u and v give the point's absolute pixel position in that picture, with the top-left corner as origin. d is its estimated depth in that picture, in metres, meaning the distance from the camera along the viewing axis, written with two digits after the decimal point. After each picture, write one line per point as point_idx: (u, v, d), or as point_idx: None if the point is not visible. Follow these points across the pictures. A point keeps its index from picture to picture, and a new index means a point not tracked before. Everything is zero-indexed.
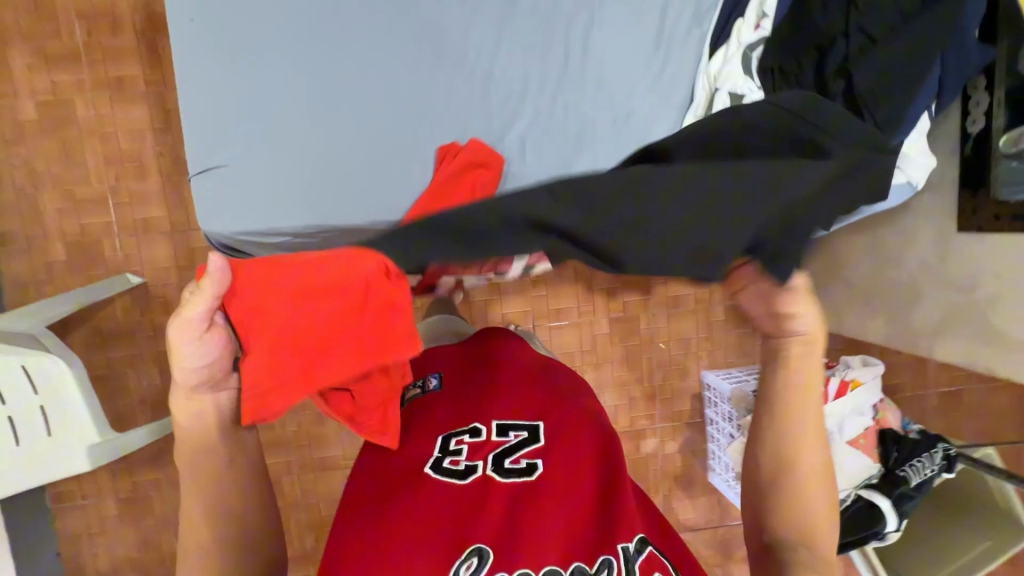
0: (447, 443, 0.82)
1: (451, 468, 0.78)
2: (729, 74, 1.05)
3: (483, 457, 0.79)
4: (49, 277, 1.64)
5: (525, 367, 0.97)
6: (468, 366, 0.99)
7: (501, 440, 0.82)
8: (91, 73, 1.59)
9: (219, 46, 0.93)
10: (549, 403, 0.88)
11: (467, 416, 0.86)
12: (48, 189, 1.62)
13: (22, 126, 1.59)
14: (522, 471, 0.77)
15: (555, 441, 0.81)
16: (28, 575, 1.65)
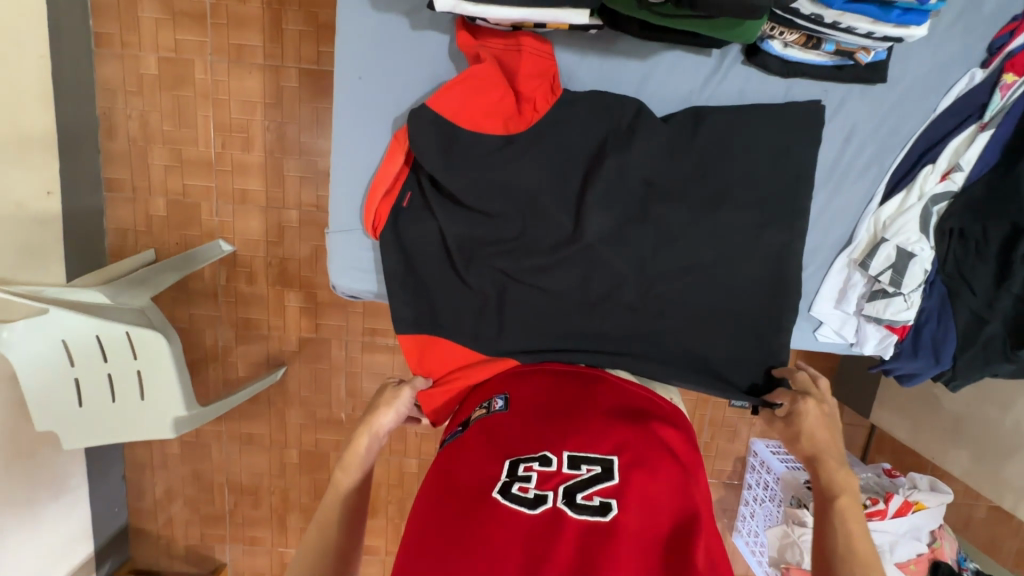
0: (516, 468, 0.77)
1: (519, 495, 0.73)
2: (905, 226, 1.00)
3: (554, 488, 0.73)
4: (148, 229, 1.71)
5: (606, 394, 0.90)
6: (539, 389, 0.91)
7: (572, 473, 0.75)
8: (214, 37, 1.58)
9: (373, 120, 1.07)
10: (629, 435, 0.80)
11: (538, 441, 0.80)
12: (158, 145, 1.66)
13: (142, 80, 1.61)
14: (596, 508, 0.71)
15: (633, 480, 0.74)
16: (98, 492, 1.81)
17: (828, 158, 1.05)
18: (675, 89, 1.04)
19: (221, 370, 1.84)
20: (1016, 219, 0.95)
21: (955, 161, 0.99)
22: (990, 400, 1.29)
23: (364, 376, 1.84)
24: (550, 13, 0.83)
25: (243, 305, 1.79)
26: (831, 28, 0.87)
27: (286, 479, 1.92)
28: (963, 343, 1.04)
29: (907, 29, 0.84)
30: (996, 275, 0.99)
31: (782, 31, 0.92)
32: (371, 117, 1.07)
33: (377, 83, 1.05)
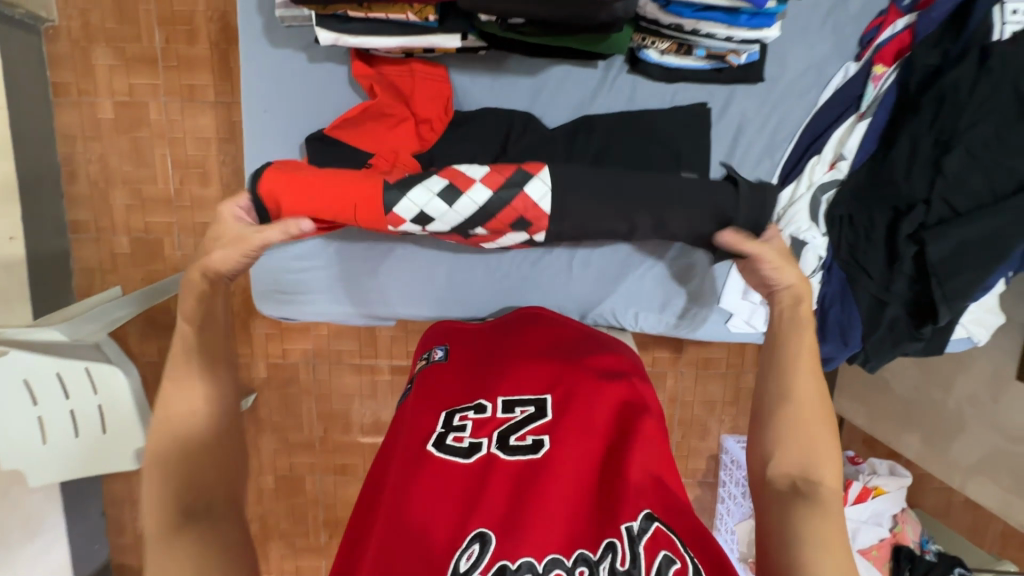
0: (452, 419, 0.73)
1: (454, 446, 0.69)
2: (796, 216, 1.09)
3: (488, 435, 0.70)
4: (113, 266, 1.76)
5: (544, 336, 0.87)
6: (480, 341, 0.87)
7: (507, 417, 0.72)
8: (166, 79, 1.65)
9: (282, 146, 1.11)
10: (562, 372, 0.77)
11: (473, 390, 0.77)
12: (119, 185, 1.71)
13: (100, 124, 1.67)
14: (528, 447, 0.68)
15: (567, 413, 0.71)
16: (76, 529, 1.83)
17: (720, 156, 1.13)
18: (566, 100, 1.11)
19: None
20: (896, 203, 1.03)
21: (839, 150, 1.09)
22: (934, 380, 1.33)
23: (334, 398, 1.87)
24: (426, 39, 0.94)
25: None
26: (695, 34, 0.96)
27: (264, 505, 1.94)
28: (868, 326, 1.10)
29: (760, 32, 0.94)
30: (886, 258, 1.05)
31: (652, 39, 1.01)
32: (282, 148, 1.11)
33: (283, 115, 1.10)
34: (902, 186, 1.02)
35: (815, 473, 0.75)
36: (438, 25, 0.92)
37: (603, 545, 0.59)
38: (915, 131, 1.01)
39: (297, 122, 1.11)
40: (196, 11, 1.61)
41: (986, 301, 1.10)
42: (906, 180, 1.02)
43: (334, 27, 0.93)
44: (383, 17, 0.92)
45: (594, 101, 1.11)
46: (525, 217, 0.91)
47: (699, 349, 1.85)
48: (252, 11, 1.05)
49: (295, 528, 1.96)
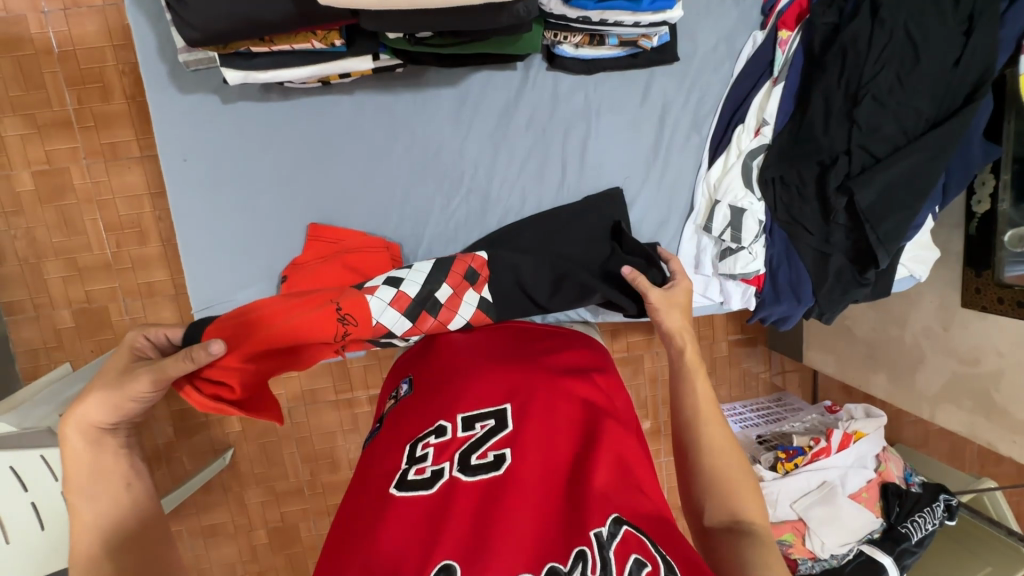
0: (414, 451, 0.70)
1: (416, 478, 0.67)
2: (731, 186, 1.12)
3: (449, 458, 0.68)
4: (59, 343, 1.67)
5: (502, 346, 0.85)
6: (438, 363, 0.85)
7: (467, 435, 0.70)
8: (84, 140, 1.58)
9: (210, 194, 1.08)
10: (519, 380, 0.76)
11: (431, 414, 0.74)
12: (51, 258, 1.63)
13: (19, 197, 1.59)
14: (490, 465, 0.66)
15: (527, 421, 0.70)
16: None
17: (649, 137, 1.16)
18: (490, 105, 1.11)
19: (165, 468, 1.78)
20: (821, 158, 1.06)
21: (760, 116, 1.12)
22: (889, 320, 1.39)
23: (315, 439, 1.82)
24: (339, 64, 0.94)
25: (174, 397, 1.75)
26: (603, 24, 0.97)
27: (260, 561, 1.87)
28: (817, 279, 1.13)
29: (665, 13, 0.95)
30: (821, 210, 1.09)
31: (564, 35, 1.01)
32: (209, 192, 1.08)
33: (203, 160, 1.07)
34: (823, 141, 1.06)
35: (738, 509, 0.71)
36: (347, 48, 0.92)
37: (572, 556, 0.57)
38: (827, 86, 1.05)
39: (221, 165, 1.07)
40: (105, 66, 1.55)
41: (921, 237, 1.16)
42: (825, 135, 1.05)
43: (240, 65, 0.92)
44: (292, 44, 0.90)
45: (519, 102, 1.11)
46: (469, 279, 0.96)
47: None
48: (155, 58, 1.02)
49: None
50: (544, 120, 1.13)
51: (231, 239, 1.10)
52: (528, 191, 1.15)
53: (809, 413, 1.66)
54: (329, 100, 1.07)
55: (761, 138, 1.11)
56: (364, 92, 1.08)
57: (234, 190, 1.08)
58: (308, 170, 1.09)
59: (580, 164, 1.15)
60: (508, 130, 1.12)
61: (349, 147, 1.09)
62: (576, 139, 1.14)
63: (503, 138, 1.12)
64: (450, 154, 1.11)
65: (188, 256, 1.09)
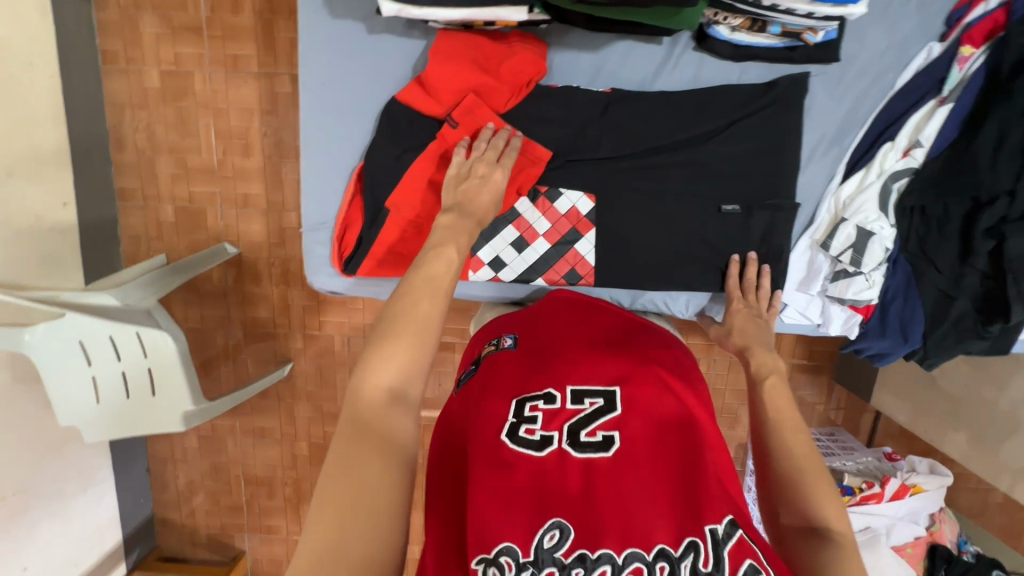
0: (522, 409, 0.83)
1: (526, 437, 0.79)
2: (863, 205, 1.06)
3: (558, 428, 0.80)
4: (159, 234, 1.80)
5: (608, 333, 0.98)
6: (543, 336, 0.97)
7: (576, 410, 0.82)
8: (210, 49, 1.65)
9: (337, 116, 1.13)
10: (623, 370, 0.87)
11: (541, 382, 0.87)
12: (164, 154, 1.74)
13: (146, 93, 1.69)
14: (599, 444, 0.77)
15: (632, 408, 0.81)
16: (125, 481, 1.93)
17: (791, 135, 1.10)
18: (624, 76, 1.10)
19: (230, 366, 1.92)
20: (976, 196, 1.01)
21: (915, 137, 1.04)
22: (984, 379, 1.27)
23: None
24: (492, 11, 0.92)
25: (249, 305, 1.87)
26: (773, 10, 0.94)
27: (298, 470, 2.01)
28: (931, 323, 1.10)
29: (845, 8, 0.89)
30: (959, 251, 1.04)
31: (725, 15, 0.99)
32: (344, 116, 1.13)
33: (337, 85, 1.11)
34: (984, 176, 0.97)
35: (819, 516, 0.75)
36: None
37: (685, 544, 0.67)
38: (1005, 119, 0.94)
39: (350, 90, 1.12)
40: None
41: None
42: (989, 170, 0.96)
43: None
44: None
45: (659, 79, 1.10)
46: (578, 229, 1.12)
47: None
48: None
49: None
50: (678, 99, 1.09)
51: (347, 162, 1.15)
52: (640, 170, 1.10)
53: (863, 455, 1.57)
54: None
55: (909, 160, 1.04)
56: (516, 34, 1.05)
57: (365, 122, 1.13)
58: None
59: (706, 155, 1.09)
60: (643, 110, 1.08)
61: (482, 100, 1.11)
62: (710, 128, 1.08)
63: (643, 112, 1.08)
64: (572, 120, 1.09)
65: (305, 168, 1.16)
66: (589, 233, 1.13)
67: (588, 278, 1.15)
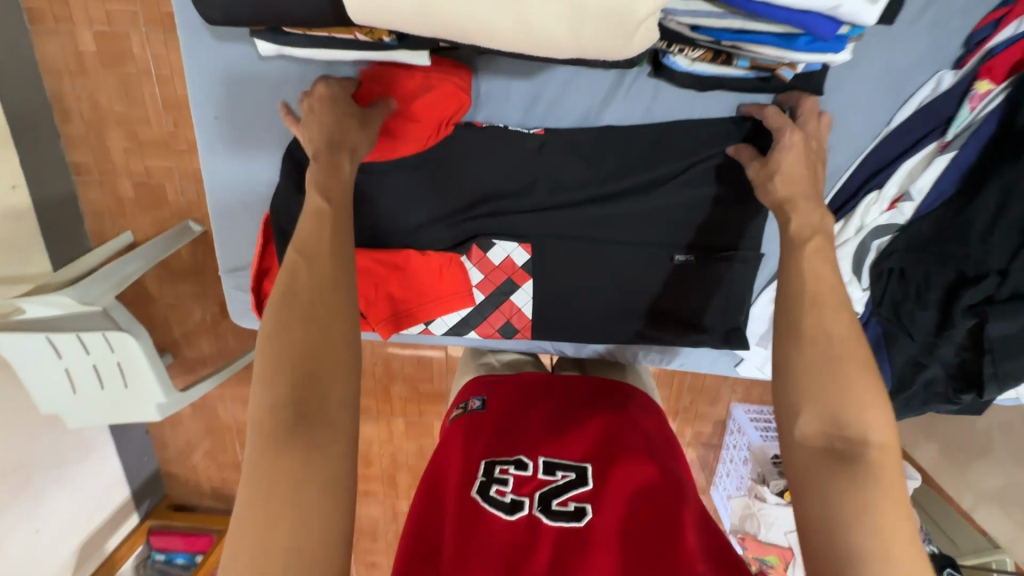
0: (492, 470, 0.86)
1: (497, 498, 0.81)
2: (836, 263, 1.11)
3: (530, 493, 0.81)
4: (121, 211, 1.73)
5: (578, 404, 1.03)
6: (514, 402, 1.02)
7: (548, 479, 0.84)
8: (144, 6, 1.47)
9: (242, 157, 1.15)
10: (594, 445, 0.90)
11: (513, 448, 0.90)
12: (113, 126, 1.62)
13: (83, 57, 1.54)
14: (570, 514, 0.79)
15: (602, 485, 0.83)
16: (126, 443, 2.04)
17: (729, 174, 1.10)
18: (569, 107, 1.11)
19: (211, 339, 1.94)
20: (964, 269, 1.00)
21: (907, 188, 1.03)
22: None
23: None
24: (388, 54, 0.90)
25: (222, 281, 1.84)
26: (737, 49, 0.89)
27: None
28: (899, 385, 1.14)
29: (826, 57, 0.85)
30: (937, 321, 1.06)
31: (682, 49, 0.94)
32: (246, 153, 1.15)
33: (234, 123, 1.12)
34: (976, 259, 0.98)
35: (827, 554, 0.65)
36: (398, 43, 0.88)
37: None
38: (1009, 183, 0.92)
39: (249, 126, 1.13)
40: None
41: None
42: (981, 248, 0.97)
43: (274, 39, 0.90)
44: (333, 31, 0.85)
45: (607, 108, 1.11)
46: (513, 279, 1.16)
47: None
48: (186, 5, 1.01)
49: None
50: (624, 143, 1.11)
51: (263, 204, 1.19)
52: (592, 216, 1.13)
53: None
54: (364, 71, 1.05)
55: (894, 214, 1.05)
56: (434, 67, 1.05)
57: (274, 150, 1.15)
58: None
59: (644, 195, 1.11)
60: (579, 144, 1.11)
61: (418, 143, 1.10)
62: (665, 171, 1.11)
63: (589, 153, 1.11)
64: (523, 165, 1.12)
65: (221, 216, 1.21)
66: (524, 283, 1.16)
67: (521, 330, 1.22)
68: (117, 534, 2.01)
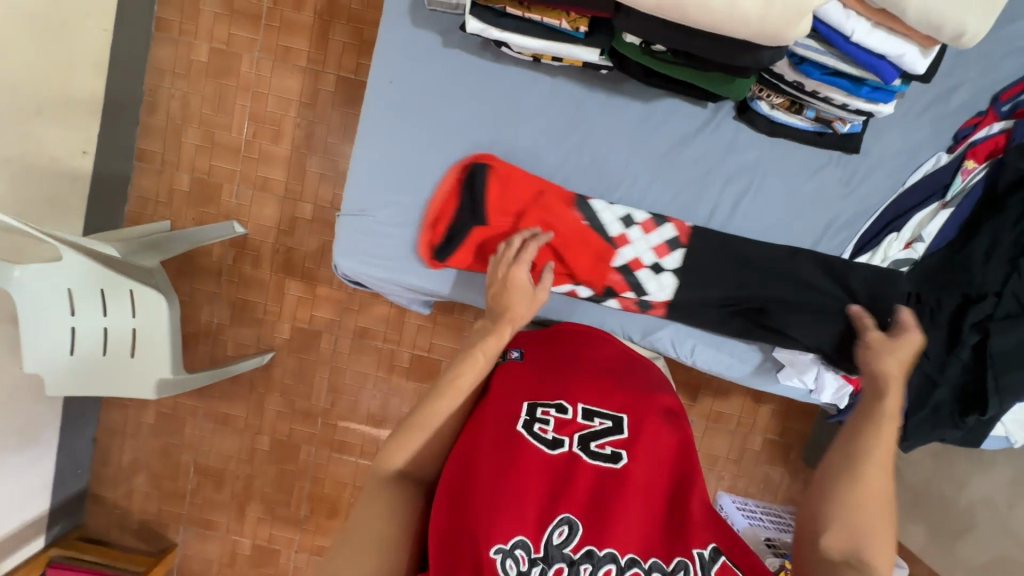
0: (535, 411, 0.87)
1: (540, 434, 0.84)
2: (870, 285, 1.11)
3: (570, 435, 0.84)
4: (168, 201, 1.79)
5: (611, 355, 1.04)
6: (553, 350, 1.03)
7: (586, 424, 0.86)
8: (264, 37, 1.72)
9: (386, 117, 1.12)
10: (632, 398, 0.92)
11: (553, 392, 0.91)
12: (194, 125, 1.76)
13: (191, 64, 1.73)
14: (607, 456, 0.82)
15: (639, 432, 0.86)
16: (68, 447, 1.82)
17: (801, 198, 1.15)
18: (671, 129, 1.13)
19: (208, 345, 1.87)
20: (967, 291, 1.07)
21: (916, 232, 1.13)
22: (949, 478, 1.33)
23: (348, 372, 1.88)
24: (566, 48, 0.95)
25: (242, 287, 1.85)
26: (812, 95, 0.98)
27: (253, 464, 1.93)
28: (914, 405, 1.12)
29: (876, 106, 0.96)
30: (946, 340, 1.09)
31: (768, 92, 1.03)
32: (393, 111, 1.12)
33: (404, 87, 1.12)
34: (977, 280, 1.06)
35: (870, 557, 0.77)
36: (584, 36, 0.93)
37: (674, 562, 0.74)
38: (997, 227, 1.04)
39: (418, 93, 1.12)
40: None
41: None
42: (980, 271, 1.06)
43: (485, 17, 0.93)
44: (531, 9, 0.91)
45: (699, 138, 1.14)
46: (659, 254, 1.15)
47: (713, 402, 1.81)
48: None
49: (277, 494, 1.94)
50: (715, 161, 1.14)
51: (388, 158, 1.13)
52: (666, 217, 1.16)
53: None
54: (530, 77, 1.11)
55: (911, 251, 1.13)
56: (564, 80, 1.12)
57: (404, 109, 1.12)
58: (485, 117, 1.13)
59: (729, 216, 1.16)
60: (679, 153, 1.14)
61: (536, 115, 1.13)
62: (739, 190, 1.15)
63: (671, 158, 1.14)
64: (618, 163, 1.15)
65: (353, 175, 1.14)
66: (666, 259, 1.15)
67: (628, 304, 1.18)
68: (18, 555, 1.69)
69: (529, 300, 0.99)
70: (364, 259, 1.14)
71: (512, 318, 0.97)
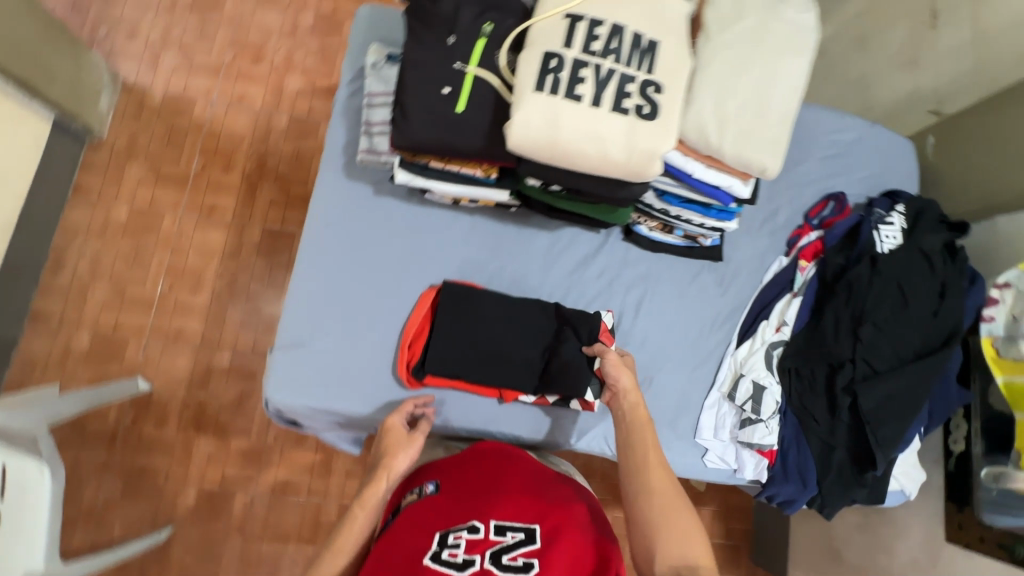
0: (446, 537, 0.83)
1: (449, 561, 0.79)
2: (755, 365, 1.29)
3: (481, 554, 0.80)
4: (61, 363, 1.65)
5: (529, 469, 1.01)
6: (468, 472, 0.98)
7: (498, 539, 0.82)
8: (190, 197, 1.80)
9: (327, 258, 1.21)
10: (546, 506, 0.89)
11: (465, 514, 0.87)
12: (103, 282, 1.71)
13: (107, 224, 1.75)
14: (519, 568, 0.78)
15: (553, 540, 0.82)
16: None
17: (689, 300, 1.35)
18: (574, 252, 1.33)
19: (89, 528, 1.59)
20: (831, 360, 1.27)
21: (781, 317, 1.33)
22: (878, 547, 1.41)
23: (264, 540, 1.65)
24: (480, 190, 1.14)
25: (141, 451, 1.65)
26: (676, 218, 1.24)
27: None
28: (822, 471, 1.26)
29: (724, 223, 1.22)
30: (828, 405, 1.26)
31: (645, 219, 1.28)
32: (330, 250, 1.21)
33: (343, 228, 1.23)
34: (833, 348, 1.26)
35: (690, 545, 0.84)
36: (494, 181, 1.13)
37: None
38: (836, 307, 1.29)
39: (356, 233, 1.23)
40: (237, 149, 1.85)
41: (908, 457, 1.30)
42: (836, 342, 1.27)
43: (412, 170, 1.11)
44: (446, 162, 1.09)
45: (596, 258, 1.33)
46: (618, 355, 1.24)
47: None
48: (338, 149, 1.25)
49: None
50: (613, 275, 1.33)
51: (328, 293, 1.19)
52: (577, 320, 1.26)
53: None
54: (451, 216, 1.28)
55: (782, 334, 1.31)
56: (482, 218, 1.30)
57: (341, 249, 1.22)
58: (417, 252, 1.25)
59: (633, 318, 1.32)
60: (582, 269, 1.32)
61: (460, 248, 1.28)
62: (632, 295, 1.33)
63: (576, 273, 1.32)
64: (534, 281, 1.30)
65: (289, 309, 1.17)
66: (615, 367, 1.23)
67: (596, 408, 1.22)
68: None
69: (406, 447, 1.00)
70: (306, 397, 1.13)
71: (388, 469, 0.96)
